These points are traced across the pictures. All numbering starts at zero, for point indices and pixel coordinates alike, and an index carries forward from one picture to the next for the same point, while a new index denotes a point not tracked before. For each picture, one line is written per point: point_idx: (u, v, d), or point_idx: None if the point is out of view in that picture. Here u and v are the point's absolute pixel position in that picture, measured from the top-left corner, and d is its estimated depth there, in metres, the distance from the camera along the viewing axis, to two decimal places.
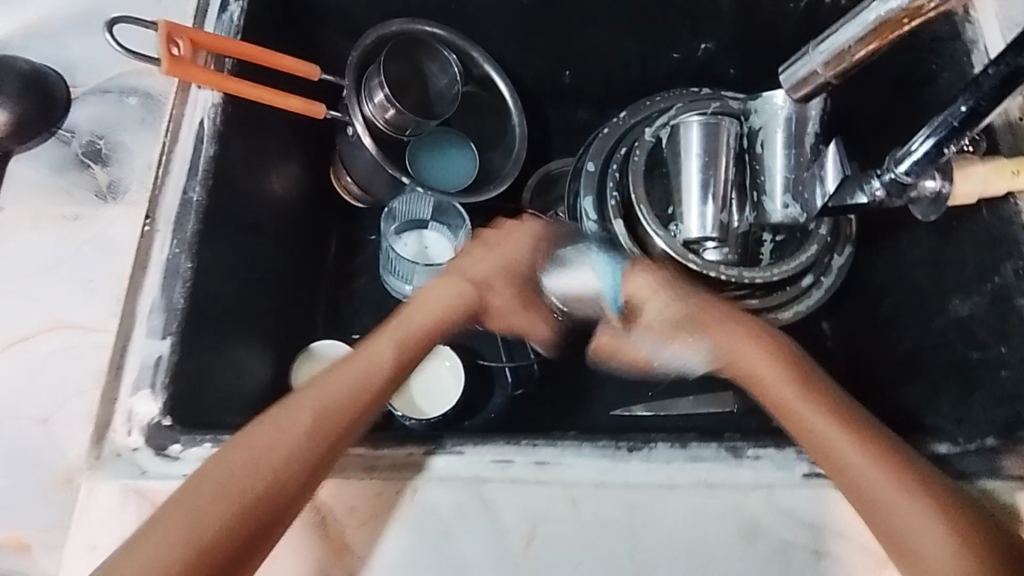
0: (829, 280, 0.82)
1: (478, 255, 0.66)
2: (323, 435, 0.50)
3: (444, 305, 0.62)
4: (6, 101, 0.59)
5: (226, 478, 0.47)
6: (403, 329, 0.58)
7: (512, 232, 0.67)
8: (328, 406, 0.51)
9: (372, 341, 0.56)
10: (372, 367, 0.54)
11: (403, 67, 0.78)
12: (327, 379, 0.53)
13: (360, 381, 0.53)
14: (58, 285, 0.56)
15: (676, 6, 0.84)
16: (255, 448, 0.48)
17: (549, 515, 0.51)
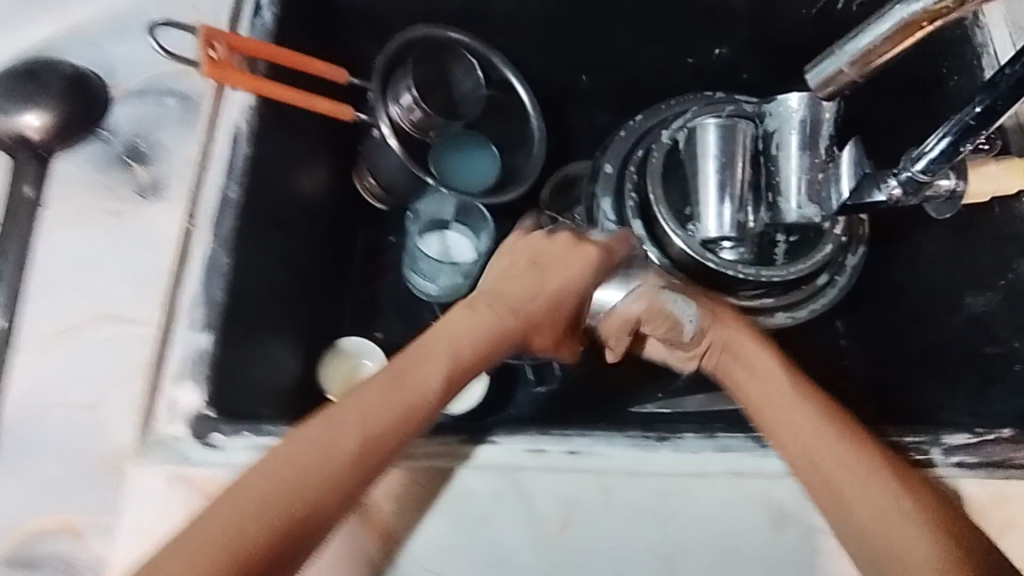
0: (843, 279, 0.84)
1: (538, 267, 0.60)
2: (367, 459, 0.48)
3: (500, 322, 0.57)
4: (53, 103, 0.61)
5: (265, 491, 0.45)
6: (457, 344, 0.55)
7: (571, 258, 0.60)
8: (375, 427, 0.49)
9: (421, 355, 0.53)
10: (423, 388, 0.51)
11: (430, 70, 0.80)
12: (374, 392, 0.50)
13: (409, 403, 0.50)
14: (103, 279, 0.58)
15: (693, 11, 0.86)
16: (296, 463, 0.46)
17: (585, 502, 0.54)
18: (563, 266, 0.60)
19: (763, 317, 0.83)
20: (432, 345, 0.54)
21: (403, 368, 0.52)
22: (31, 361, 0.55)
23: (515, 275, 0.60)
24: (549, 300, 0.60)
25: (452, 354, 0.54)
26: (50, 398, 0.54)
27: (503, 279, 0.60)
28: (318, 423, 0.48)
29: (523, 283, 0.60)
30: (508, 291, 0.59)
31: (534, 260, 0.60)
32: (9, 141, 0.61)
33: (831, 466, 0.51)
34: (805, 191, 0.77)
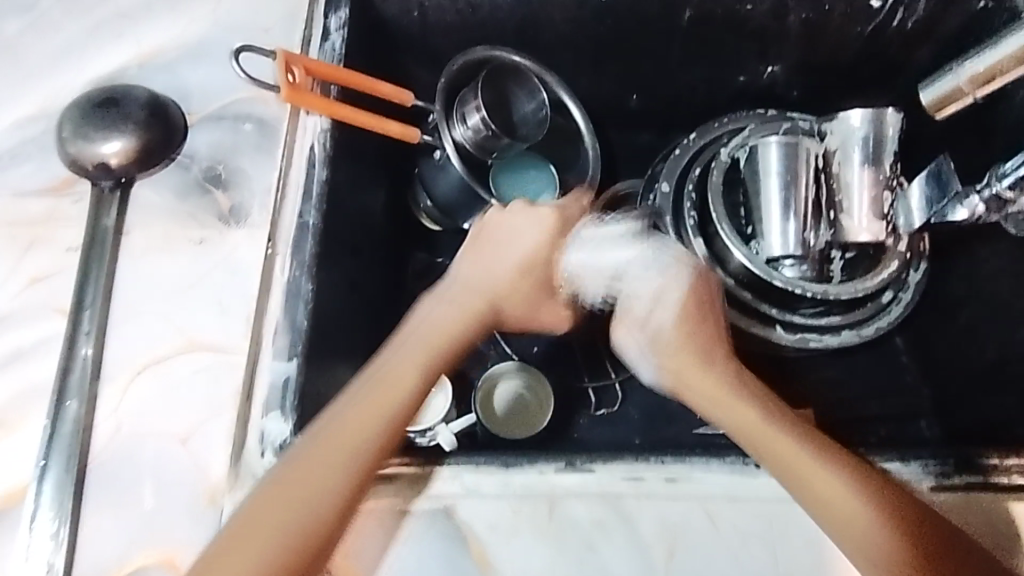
0: (909, 296, 0.75)
1: (507, 249, 0.64)
2: (360, 459, 0.49)
3: (474, 300, 0.60)
4: (134, 129, 0.61)
5: (274, 515, 0.46)
6: (434, 334, 0.57)
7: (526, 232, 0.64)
8: (357, 428, 0.49)
9: (396, 355, 0.55)
10: (399, 382, 0.53)
11: (496, 91, 0.76)
12: (356, 399, 0.51)
13: (387, 398, 0.51)
14: (190, 307, 0.58)
15: (747, 30, 0.79)
16: (292, 478, 0.47)
17: (688, 529, 0.53)
18: (527, 243, 0.64)
19: (828, 336, 0.74)
20: (406, 343, 0.56)
21: (385, 370, 0.53)
22: (124, 392, 0.55)
23: (497, 263, 0.63)
24: (514, 276, 0.63)
25: (428, 345, 0.56)
26: (140, 431, 0.54)
27: (485, 265, 0.63)
28: (308, 445, 0.48)
29: (504, 266, 0.63)
30: (486, 275, 0.62)
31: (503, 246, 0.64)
32: (89, 167, 0.61)
33: (822, 490, 0.49)
34: (871, 209, 0.73)
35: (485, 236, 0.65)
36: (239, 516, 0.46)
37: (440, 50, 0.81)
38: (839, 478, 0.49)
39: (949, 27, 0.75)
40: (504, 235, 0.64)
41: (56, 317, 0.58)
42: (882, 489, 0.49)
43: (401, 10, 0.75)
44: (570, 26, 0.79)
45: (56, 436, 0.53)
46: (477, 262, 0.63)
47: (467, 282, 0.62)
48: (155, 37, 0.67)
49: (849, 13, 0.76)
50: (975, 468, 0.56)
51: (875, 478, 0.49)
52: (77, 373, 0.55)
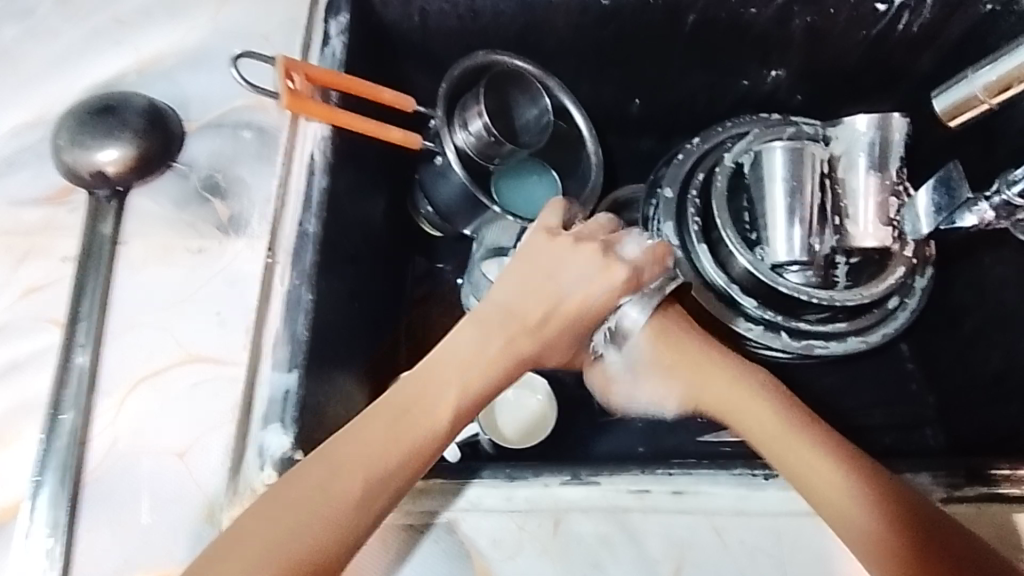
0: (915, 302, 0.74)
1: (562, 284, 0.55)
2: (377, 495, 0.47)
3: (514, 342, 0.54)
4: (131, 138, 0.60)
5: (279, 538, 0.44)
6: (465, 371, 0.52)
7: (588, 276, 0.55)
8: (380, 456, 0.47)
9: (424, 385, 0.51)
10: (430, 423, 0.50)
11: (498, 97, 0.75)
12: (377, 424, 0.49)
13: (416, 434, 0.49)
14: (188, 318, 0.57)
15: (750, 35, 0.78)
16: (300, 500, 0.45)
17: (695, 544, 0.52)
18: (588, 283, 0.55)
19: (834, 342, 0.73)
20: (433, 372, 0.52)
21: (409, 395, 0.50)
22: (121, 405, 0.54)
23: (547, 305, 0.55)
24: (562, 318, 0.55)
25: (459, 382, 0.52)
26: (137, 445, 0.53)
27: (529, 301, 0.55)
28: (319, 464, 0.47)
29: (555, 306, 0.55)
30: (533, 311, 0.55)
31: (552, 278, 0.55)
32: (87, 177, 0.60)
33: (828, 495, 0.50)
34: (877, 215, 0.72)
35: (539, 260, 0.56)
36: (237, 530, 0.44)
37: (440, 55, 0.80)
38: (853, 487, 0.49)
39: (955, 33, 0.74)
40: (557, 265, 0.56)
41: (52, 328, 0.57)
42: (888, 490, 0.49)
43: (402, 16, 0.74)
44: (572, 31, 0.78)
45: (51, 450, 0.52)
46: (518, 297, 0.55)
47: (515, 321, 0.55)
48: (152, 43, 0.66)
49: (855, 17, 0.75)
50: (982, 479, 0.55)
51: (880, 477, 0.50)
52: (73, 386, 0.54)
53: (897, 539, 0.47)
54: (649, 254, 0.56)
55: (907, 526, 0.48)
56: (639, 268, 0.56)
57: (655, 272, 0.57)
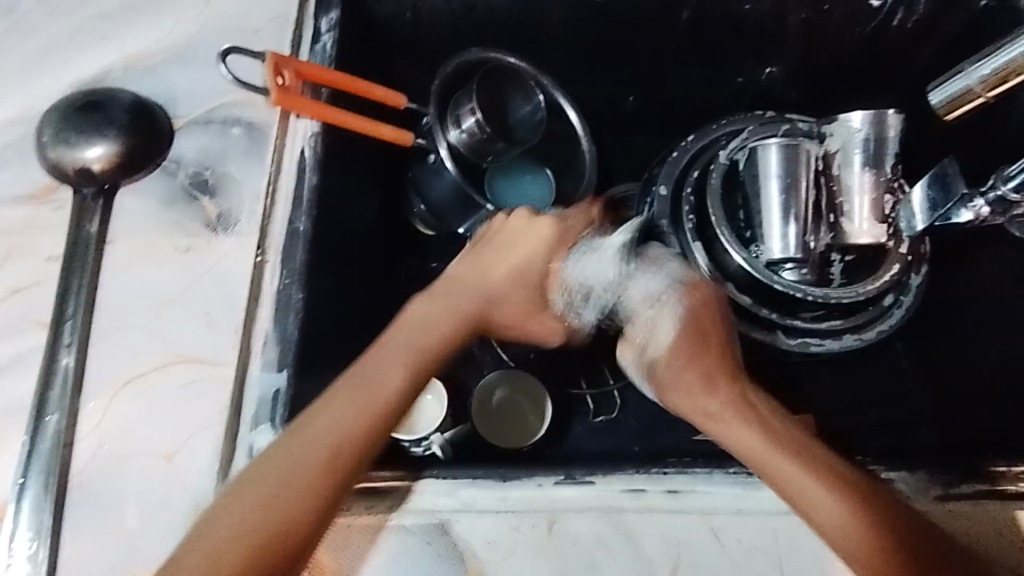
0: (910, 299, 0.73)
1: (505, 253, 0.63)
2: (341, 459, 0.47)
3: (463, 300, 0.59)
4: (116, 134, 0.59)
5: (243, 523, 0.44)
6: (433, 330, 0.56)
7: (524, 238, 0.63)
8: (342, 424, 0.48)
9: (385, 349, 0.54)
10: (388, 385, 0.52)
11: (491, 94, 0.74)
12: (342, 397, 0.50)
13: (376, 400, 0.50)
14: (176, 318, 0.56)
15: (746, 30, 0.78)
16: (267, 483, 0.46)
17: (692, 545, 0.51)
18: (523, 242, 0.63)
19: (830, 340, 0.72)
20: (390, 344, 0.54)
21: (367, 369, 0.52)
22: (107, 407, 0.54)
23: (494, 265, 0.62)
24: (504, 276, 0.62)
25: (422, 341, 0.55)
26: (124, 446, 0.52)
27: (483, 267, 0.62)
28: (287, 445, 0.47)
29: (502, 267, 0.62)
30: (480, 274, 0.62)
31: (501, 250, 0.63)
32: (72, 173, 0.59)
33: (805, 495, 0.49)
34: (871, 211, 0.72)
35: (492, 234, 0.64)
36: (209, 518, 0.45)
37: (433, 51, 0.79)
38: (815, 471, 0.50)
39: (951, 28, 0.73)
40: (509, 238, 0.63)
41: (37, 329, 0.56)
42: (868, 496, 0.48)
43: (394, 11, 0.73)
44: (566, 27, 0.78)
45: (36, 453, 0.52)
46: (472, 263, 0.62)
47: (466, 282, 0.61)
48: (141, 39, 0.65)
49: (849, 13, 0.75)
50: (978, 476, 0.54)
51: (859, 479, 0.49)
52: (58, 387, 0.53)
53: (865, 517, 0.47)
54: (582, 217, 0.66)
55: (885, 527, 0.47)
56: (564, 223, 0.64)
57: (584, 227, 0.65)
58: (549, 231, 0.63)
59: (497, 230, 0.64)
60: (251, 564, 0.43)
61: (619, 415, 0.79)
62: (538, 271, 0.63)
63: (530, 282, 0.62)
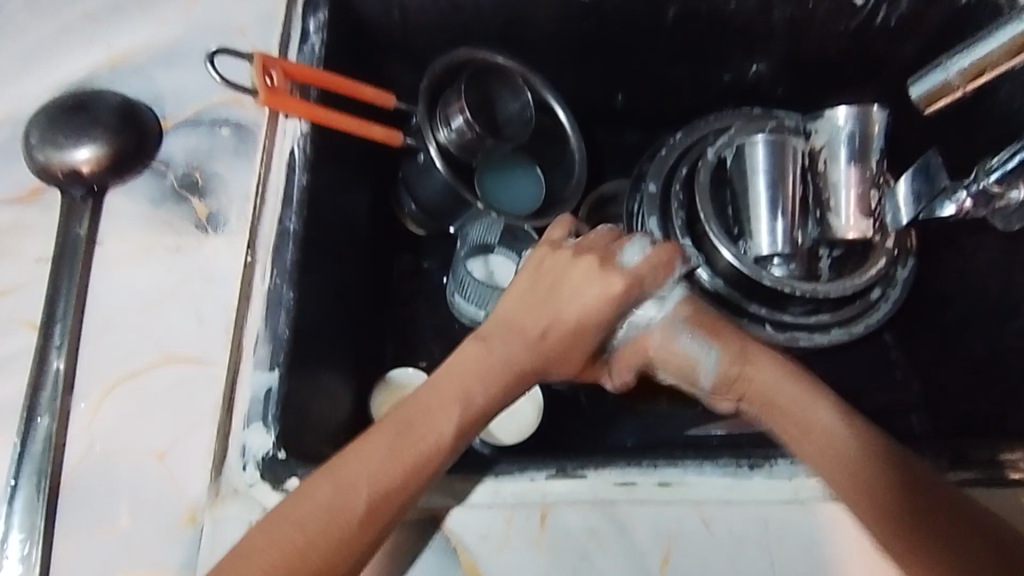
0: (897, 291, 0.74)
1: (564, 304, 0.57)
2: (378, 514, 0.47)
3: (515, 354, 0.56)
4: (104, 136, 0.59)
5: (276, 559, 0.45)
6: (470, 383, 0.53)
7: (578, 284, 0.57)
8: (383, 481, 0.48)
9: (433, 399, 0.52)
10: (437, 437, 0.50)
11: (480, 91, 0.74)
12: (378, 444, 0.49)
13: (419, 452, 0.49)
14: (165, 318, 0.57)
15: (730, 26, 0.78)
16: (310, 515, 0.46)
17: (683, 535, 0.52)
18: (588, 293, 0.57)
19: (818, 334, 0.73)
20: (442, 393, 0.53)
21: (411, 410, 0.51)
22: (98, 407, 0.54)
23: (544, 314, 0.57)
24: (563, 329, 0.57)
25: (466, 396, 0.53)
26: (116, 446, 0.53)
27: (539, 319, 0.57)
28: (320, 484, 0.47)
29: (556, 321, 0.57)
30: (531, 323, 0.57)
31: (559, 297, 0.57)
32: (61, 176, 0.59)
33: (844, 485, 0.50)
34: (858, 206, 0.72)
35: (540, 274, 0.59)
36: (241, 543, 0.46)
37: (422, 51, 0.79)
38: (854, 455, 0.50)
39: (934, 23, 0.74)
40: (557, 282, 0.58)
41: (26, 330, 0.56)
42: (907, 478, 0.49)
43: (383, 12, 0.74)
44: (554, 25, 0.78)
45: (27, 454, 0.52)
46: (522, 306, 0.58)
47: (513, 329, 0.57)
48: (130, 42, 0.65)
49: (834, 9, 0.76)
50: (967, 462, 0.55)
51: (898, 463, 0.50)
52: (49, 389, 0.54)
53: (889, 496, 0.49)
54: (651, 261, 0.57)
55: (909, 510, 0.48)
56: (638, 275, 0.57)
57: (656, 279, 0.57)
58: (618, 289, 0.56)
59: (539, 264, 0.59)
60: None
61: (611, 411, 0.79)
62: (595, 332, 0.58)
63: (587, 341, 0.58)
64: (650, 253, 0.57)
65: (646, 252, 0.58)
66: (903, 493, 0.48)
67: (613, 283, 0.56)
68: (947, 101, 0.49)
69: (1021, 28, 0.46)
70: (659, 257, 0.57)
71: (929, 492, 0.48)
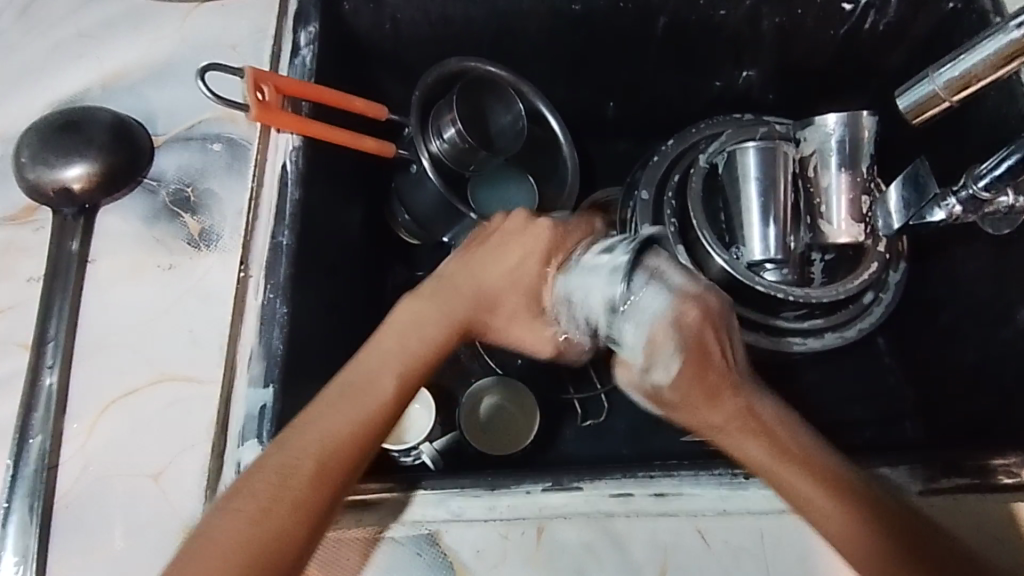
0: (889, 296, 0.74)
1: (497, 257, 0.57)
2: (328, 478, 0.46)
3: (448, 302, 0.56)
4: (96, 153, 0.59)
5: (232, 523, 0.44)
6: (407, 338, 0.53)
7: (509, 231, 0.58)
8: (328, 437, 0.47)
9: (373, 358, 0.51)
10: (379, 391, 0.50)
11: (472, 103, 0.74)
12: (330, 402, 0.49)
13: (359, 418, 0.49)
14: (159, 336, 0.56)
15: (720, 35, 0.79)
16: (263, 495, 0.45)
17: (680, 546, 0.52)
18: (518, 244, 0.57)
19: (812, 339, 0.73)
20: (382, 350, 0.52)
21: (357, 379, 0.50)
22: (92, 427, 0.54)
23: (474, 262, 0.58)
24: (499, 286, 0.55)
25: (402, 348, 0.53)
26: (110, 465, 0.52)
27: (477, 273, 0.57)
28: (276, 451, 0.47)
29: (487, 269, 0.57)
30: (465, 274, 0.57)
31: (491, 248, 0.58)
32: (52, 194, 0.59)
33: (827, 527, 0.48)
34: (848, 210, 0.72)
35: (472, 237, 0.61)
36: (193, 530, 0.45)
37: (413, 64, 0.80)
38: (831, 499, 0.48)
39: (923, 31, 0.74)
40: (492, 233, 0.59)
41: (20, 351, 0.56)
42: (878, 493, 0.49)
43: (373, 24, 0.74)
44: (546, 35, 0.78)
45: (20, 476, 0.52)
46: (461, 258, 0.59)
47: (449, 278, 0.57)
48: (121, 59, 0.65)
49: (823, 17, 0.76)
50: (960, 470, 0.55)
51: (872, 493, 0.49)
52: (42, 410, 0.53)
53: (866, 532, 0.47)
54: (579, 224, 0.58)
55: (887, 545, 0.47)
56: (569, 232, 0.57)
57: (585, 232, 0.58)
58: (546, 234, 0.57)
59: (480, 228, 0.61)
60: (239, 553, 0.43)
61: (607, 419, 0.79)
62: (529, 283, 0.57)
63: (530, 291, 0.57)
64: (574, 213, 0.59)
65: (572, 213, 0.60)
66: (878, 537, 0.47)
67: (545, 232, 0.57)
68: (932, 113, 0.49)
69: (1010, 39, 0.45)
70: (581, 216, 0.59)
71: (909, 538, 0.47)
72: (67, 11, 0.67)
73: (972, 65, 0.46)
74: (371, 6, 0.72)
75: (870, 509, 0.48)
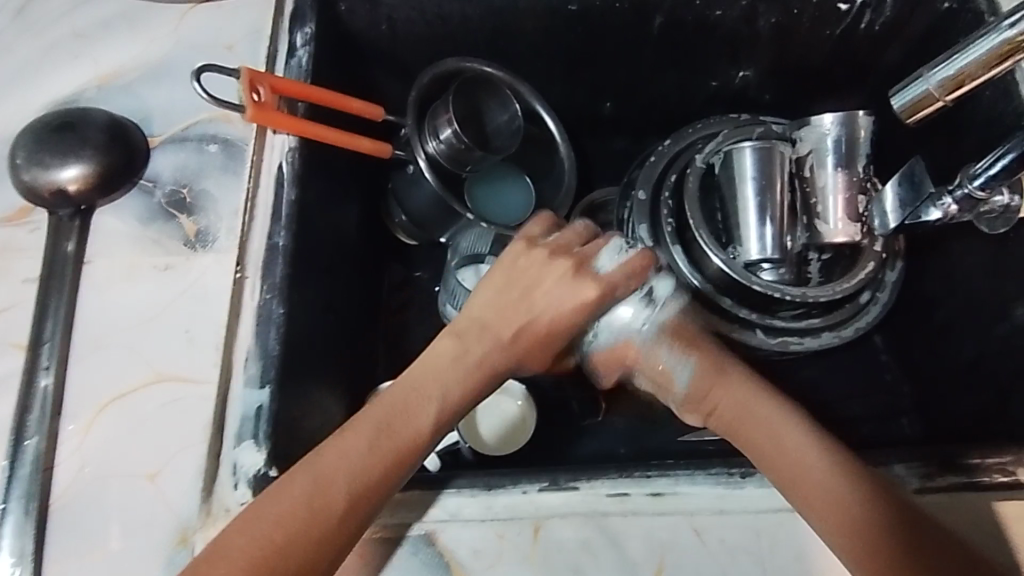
0: (886, 296, 0.74)
1: (540, 306, 0.56)
2: (357, 508, 0.48)
3: (489, 355, 0.55)
4: (91, 155, 0.59)
5: (258, 538, 0.45)
6: (444, 378, 0.54)
7: (554, 286, 0.56)
8: (357, 471, 0.48)
9: (408, 396, 0.53)
10: (415, 434, 0.51)
11: (467, 104, 0.74)
12: (358, 437, 0.50)
13: (391, 455, 0.50)
14: (155, 336, 0.56)
15: (716, 34, 0.79)
16: (286, 514, 0.46)
17: (677, 545, 0.52)
18: (561, 298, 0.56)
19: (809, 339, 0.73)
20: (417, 391, 0.53)
21: (392, 411, 0.52)
22: (88, 428, 0.54)
23: (513, 311, 0.56)
24: (536, 332, 0.56)
25: (440, 390, 0.53)
26: (106, 466, 0.52)
27: (517, 324, 0.56)
28: (301, 474, 0.48)
29: (527, 321, 0.56)
30: (505, 323, 0.56)
31: (531, 299, 0.56)
32: (47, 195, 0.59)
33: (830, 514, 0.49)
34: (845, 210, 0.72)
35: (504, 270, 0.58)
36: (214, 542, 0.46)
37: (409, 64, 0.80)
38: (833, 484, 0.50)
39: (917, 30, 0.74)
40: (533, 281, 0.57)
41: (15, 351, 0.56)
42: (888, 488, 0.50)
43: (369, 24, 0.74)
44: (542, 35, 0.78)
45: (16, 478, 0.52)
46: (498, 302, 0.57)
47: (485, 325, 0.56)
48: (117, 60, 0.65)
49: (818, 16, 0.76)
50: (957, 468, 0.55)
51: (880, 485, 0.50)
52: (37, 410, 0.53)
53: (868, 520, 0.48)
54: (626, 269, 0.56)
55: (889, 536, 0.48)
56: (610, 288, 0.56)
57: (630, 286, 0.57)
58: (593, 296, 0.56)
59: (514, 261, 0.58)
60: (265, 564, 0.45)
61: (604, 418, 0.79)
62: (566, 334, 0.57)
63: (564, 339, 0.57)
64: (623, 261, 0.57)
65: (620, 259, 0.57)
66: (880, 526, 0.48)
67: (591, 292, 0.56)
68: (926, 112, 0.49)
69: (1004, 37, 0.45)
70: (631, 263, 0.57)
71: (915, 532, 0.48)
72: (63, 12, 0.67)
73: (966, 64, 0.47)
74: (367, 6, 0.72)
75: (874, 499, 0.49)
